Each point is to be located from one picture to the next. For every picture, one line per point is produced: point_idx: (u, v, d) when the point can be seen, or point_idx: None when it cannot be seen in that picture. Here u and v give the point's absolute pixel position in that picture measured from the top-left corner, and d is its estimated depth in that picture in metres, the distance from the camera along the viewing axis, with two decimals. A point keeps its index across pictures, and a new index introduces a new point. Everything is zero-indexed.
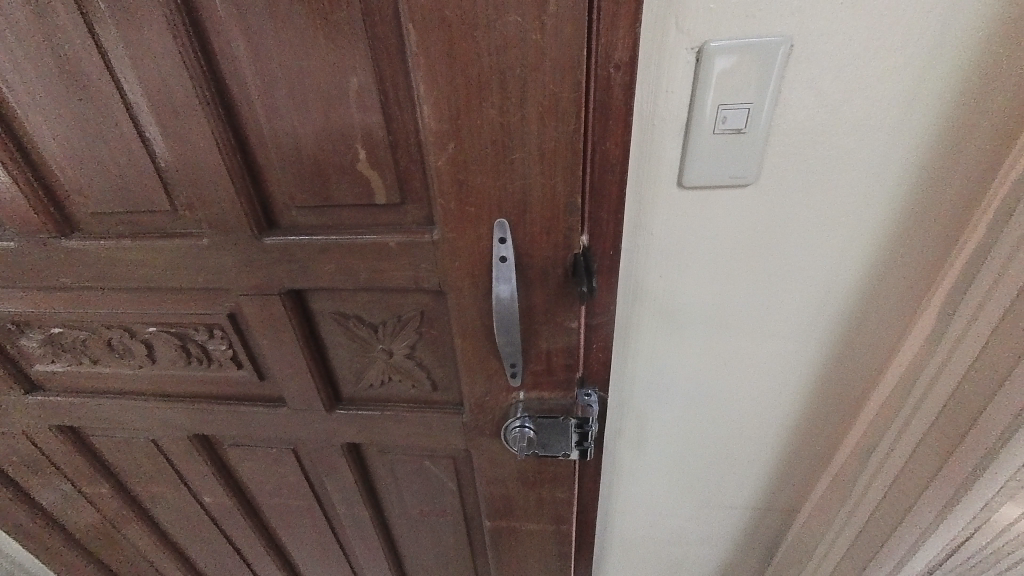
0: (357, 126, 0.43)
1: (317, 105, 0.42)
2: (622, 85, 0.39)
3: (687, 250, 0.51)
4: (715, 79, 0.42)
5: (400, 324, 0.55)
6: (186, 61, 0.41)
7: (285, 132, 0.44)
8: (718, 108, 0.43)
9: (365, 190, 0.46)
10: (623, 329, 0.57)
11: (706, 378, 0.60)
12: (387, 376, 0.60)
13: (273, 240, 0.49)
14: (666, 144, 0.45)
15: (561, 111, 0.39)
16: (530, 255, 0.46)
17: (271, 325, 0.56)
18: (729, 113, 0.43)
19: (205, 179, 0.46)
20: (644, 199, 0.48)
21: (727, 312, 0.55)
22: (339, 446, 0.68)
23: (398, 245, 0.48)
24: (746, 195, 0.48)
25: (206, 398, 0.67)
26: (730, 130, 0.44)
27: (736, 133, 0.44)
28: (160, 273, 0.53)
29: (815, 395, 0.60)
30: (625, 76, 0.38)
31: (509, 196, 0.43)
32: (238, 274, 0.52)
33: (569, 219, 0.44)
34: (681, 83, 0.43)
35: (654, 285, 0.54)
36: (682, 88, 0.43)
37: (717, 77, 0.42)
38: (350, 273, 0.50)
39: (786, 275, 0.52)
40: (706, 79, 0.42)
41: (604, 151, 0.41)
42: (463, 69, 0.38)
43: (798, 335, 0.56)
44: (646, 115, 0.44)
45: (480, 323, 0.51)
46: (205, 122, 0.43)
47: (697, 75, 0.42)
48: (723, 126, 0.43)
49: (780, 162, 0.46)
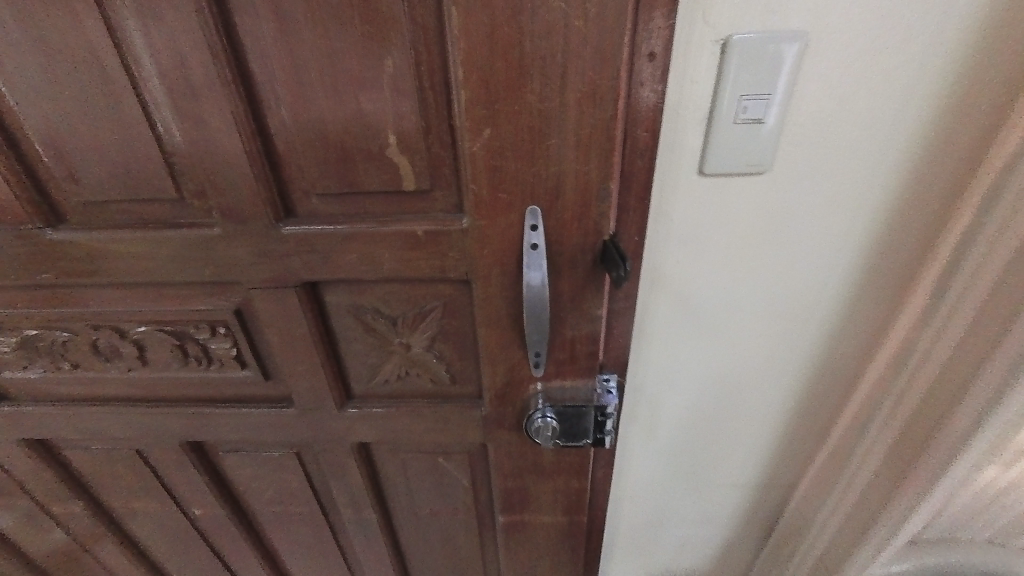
0: (388, 110, 0.42)
1: (347, 88, 0.41)
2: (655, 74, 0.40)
3: (703, 236, 0.53)
4: (738, 71, 0.44)
5: (420, 317, 0.54)
6: (208, 38, 0.39)
7: (310, 114, 0.42)
8: (740, 98, 0.45)
9: (392, 176, 0.45)
10: (640, 316, 0.59)
11: (715, 361, 0.63)
12: (404, 370, 0.59)
13: (291, 229, 0.47)
14: (691, 133, 0.47)
15: (599, 98, 0.40)
16: (560, 243, 0.47)
17: (284, 319, 0.54)
18: (749, 103, 0.45)
19: (221, 164, 0.44)
20: (666, 186, 0.50)
21: (736, 299, 0.58)
22: (349, 446, 0.66)
23: (425, 234, 0.47)
24: (759, 183, 0.50)
25: (202, 401, 0.63)
26: (750, 119, 0.46)
27: (756, 122, 0.46)
28: (161, 266, 0.50)
29: (813, 378, 0.64)
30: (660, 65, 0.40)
31: (543, 182, 0.44)
32: (251, 266, 0.49)
33: (600, 206, 0.45)
34: (706, 73, 0.44)
35: (672, 270, 0.56)
36: (708, 77, 0.45)
37: (739, 68, 0.44)
38: (373, 263, 0.49)
39: (792, 259, 0.55)
40: (730, 70, 0.44)
41: (636, 137, 0.43)
42: (503, 52, 0.38)
43: (801, 317, 0.59)
44: (673, 103, 0.46)
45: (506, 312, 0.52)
46: (224, 104, 0.41)
47: (722, 65, 0.44)
48: (745, 115, 0.46)
49: (793, 151, 0.48)
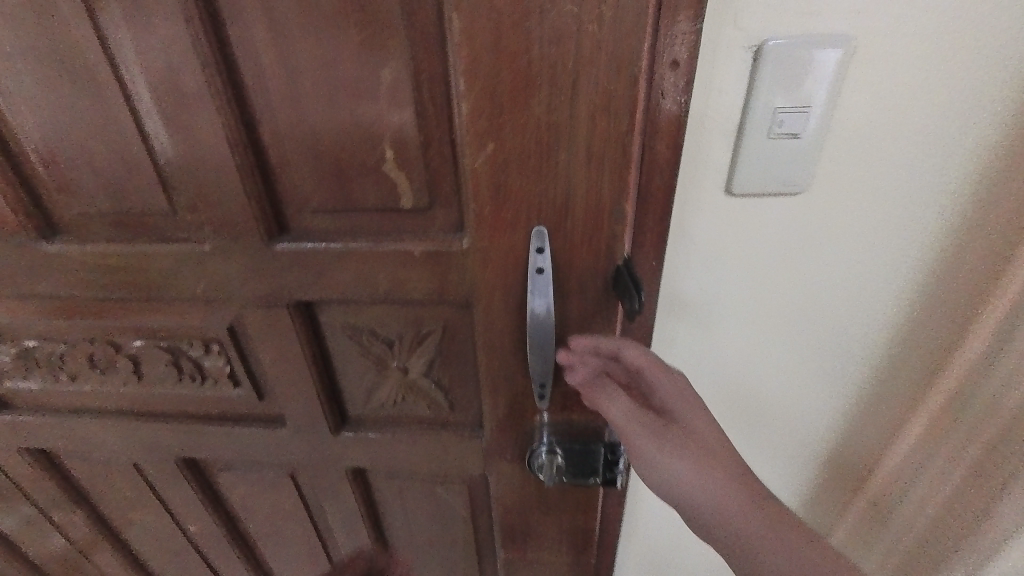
0: (385, 123, 0.39)
1: (343, 99, 0.38)
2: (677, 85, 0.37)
3: (729, 262, 0.48)
4: (773, 80, 0.39)
5: (418, 341, 0.51)
6: (198, 47, 0.37)
7: (304, 126, 0.40)
8: (775, 110, 0.40)
9: (388, 192, 0.42)
10: (657, 345, 0.53)
11: (741, 395, 0.57)
12: (401, 395, 0.55)
13: (284, 246, 0.45)
14: (717, 149, 0.43)
15: (614, 110, 0.36)
16: (569, 266, 0.43)
17: (278, 339, 0.51)
18: (785, 115, 0.40)
19: (212, 177, 0.42)
20: (689, 206, 0.45)
21: (766, 329, 0.52)
22: (344, 470, 0.63)
23: (423, 253, 0.44)
24: (794, 202, 0.45)
25: (196, 418, 0.61)
26: (785, 133, 0.41)
27: (791, 136, 0.41)
28: (153, 281, 0.48)
29: (853, 417, 0.57)
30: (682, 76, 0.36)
31: (550, 201, 0.40)
32: (243, 283, 0.47)
33: (613, 227, 0.41)
34: (736, 83, 0.40)
35: (694, 297, 0.50)
36: (738, 87, 0.40)
37: (775, 77, 0.39)
38: (368, 283, 0.46)
39: (831, 285, 0.50)
40: (763, 80, 0.39)
41: (655, 153, 0.39)
42: (509, 59, 0.35)
43: (839, 348, 0.53)
44: (697, 115, 0.41)
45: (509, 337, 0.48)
46: (215, 115, 0.39)
47: (755, 74, 0.39)
48: (780, 129, 0.41)
49: (833, 167, 0.43)
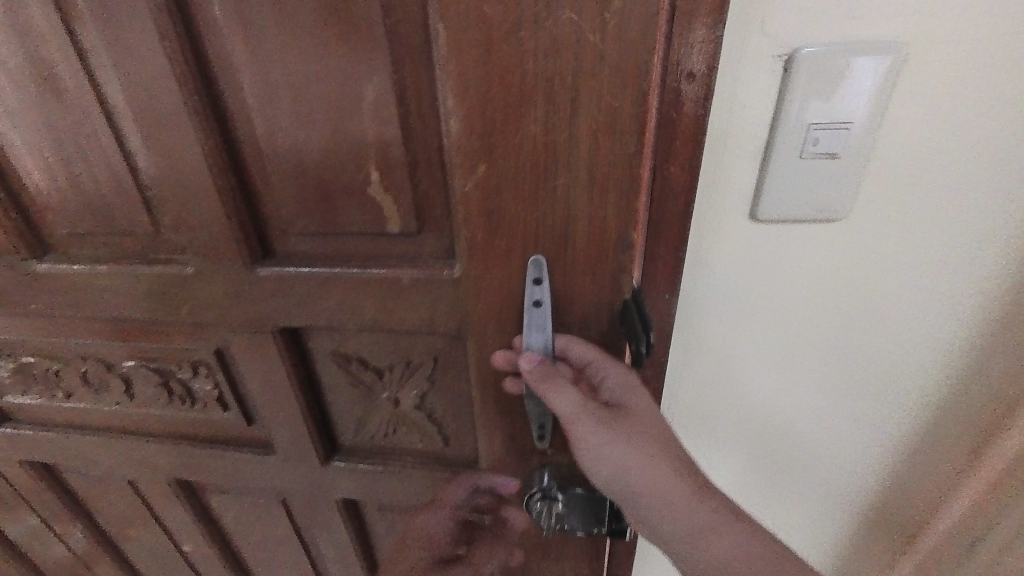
0: (370, 143, 0.36)
1: (325, 117, 0.35)
2: (692, 101, 0.32)
3: (754, 295, 0.43)
4: (807, 92, 0.34)
5: (409, 371, 0.48)
6: (175, 64, 0.35)
7: (286, 146, 0.37)
8: (809, 127, 0.35)
9: (374, 216, 0.39)
10: (671, 384, 0.48)
11: (768, 441, 0.50)
12: (392, 426, 0.52)
13: (267, 271, 0.42)
14: (740, 170, 0.38)
15: (620, 129, 0.32)
16: (570, 299, 0.39)
17: (264, 365, 0.49)
18: (821, 132, 0.35)
19: (193, 199, 0.40)
20: (708, 233, 0.40)
21: (799, 371, 0.46)
22: (335, 500, 0.59)
23: (412, 281, 0.41)
24: (832, 229, 0.39)
25: (187, 440, 0.59)
26: (821, 153, 0.36)
27: (828, 156, 0.36)
28: (139, 303, 0.47)
29: (900, 473, 0.50)
30: (698, 91, 0.32)
31: (549, 229, 0.36)
32: (228, 308, 0.45)
33: (619, 257, 0.37)
34: (763, 96, 0.35)
35: (714, 332, 0.45)
36: (765, 101, 0.35)
37: (809, 89, 0.34)
38: (355, 310, 0.43)
39: (874, 322, 0.43)
40: (795, 92, 0.34)
41: (667, 176, 0.35)
42: (502, 74, 0.31)
43: (884, 393, 0.47)
44: (717, 132, 0.37)
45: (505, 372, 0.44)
46: (195, 135, 0.37)
47: (785, 87, 0.34)
48: (814, 148, 0.36)
49: (878, 191, 0.38)
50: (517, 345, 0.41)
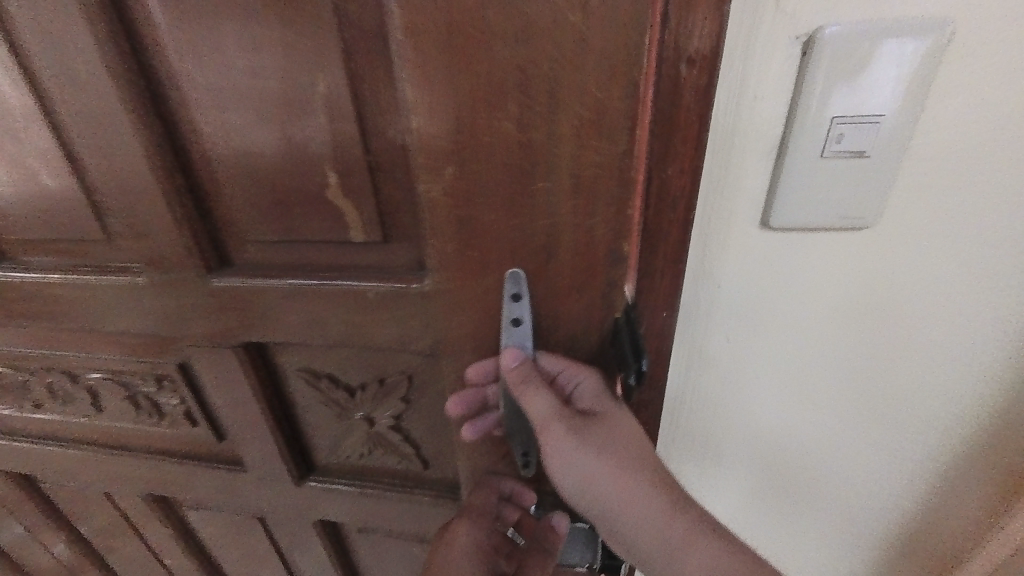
0: (326, 142, 0.32)
1: (275, 112, 0.31)
2: (693, 91, 0.28)
3: (766, 313, 0.38)
4: (830, 81, 0.29)
5: (383, 391, 0.44)
6: (108, 54, 0.31)
7: (236, 145, 0.33)
8: (832, 121, 0.30)
9: (335, 223, 0.35)
10: (670, 408, 0.43)
11: (779, 471, 0.45)
12: (369, 447, 0.48)
13: (225, 283, 0.39)
14: (751, 171, 0.33)
15: (607, 124, 0.27)
16: (554, 317, 0.34)
17: (230, 381, 0.45)
18: (845, 127, 0.30)
19: (140, 204, 0.36)
20: (712, 243, 0.36)
21: (817, 398, 0.41)
22: (314, 521, 0.56)
23: (379, 295, 0.37)
24: (856, 238, 0.34)
25: (159, 455, 0.57)
26: (845, 151, 0.31)
27: (854, 155, 0.31)
28: (95, 314, 0.43)
29: (929, 510, 0.45)
30: (699, 80, 0.28)
31: (528, 239, 0.31)
32: (186, 321, 0.41)
33: (609, 271, 0.32)
34: (778, 85, 0.30)
35: (719, 353, 0.40)
36: (781, 91, 0.30)
37: (832, 76, 0.29)
38: (320, 325, 0.39)
39: (903, 342, 0.38)
40: (816, 81, 0.29)
41: (664, 179, 0.30)
42: (468, 60, 0.27)
43: (912, 421, 0.41)
44: (724, 128, 0.32)
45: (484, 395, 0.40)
46: (135, 133, 0.33)
47: (804, 74, 0.29)
48: (838, 145, 0.31)
49: (912, 195, 0.33)
50: (473, 379, 0.38)
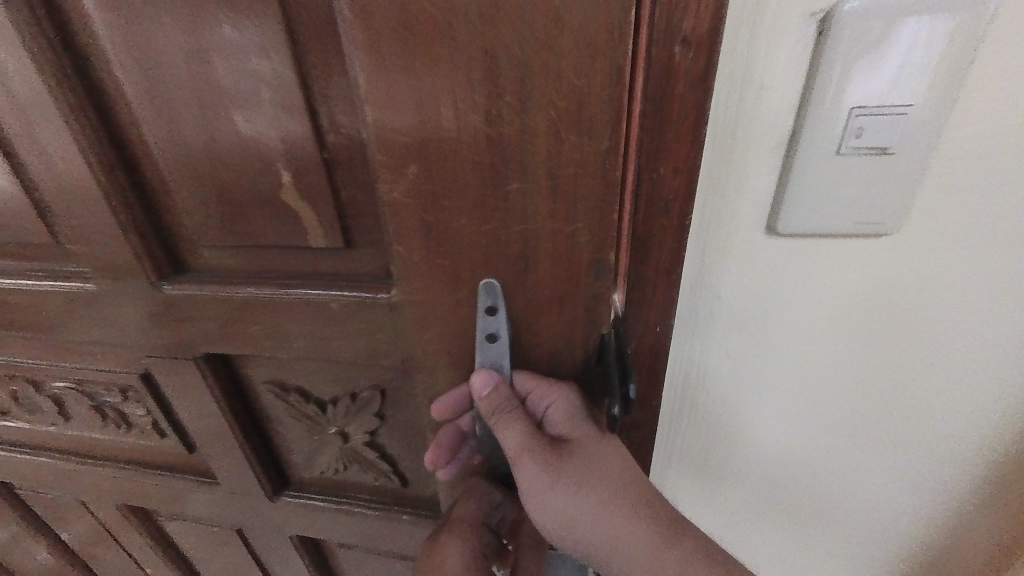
0: (276, 137, 0.28)
1: (219, 104, 0.28)
2: (688, 79, 0.24)
3: (772, 328, 0.34)
4: (849, 66, 0.25)
5: (356, 406, 0.41)
6: (35, 40, 0.28)
7: (180, 141, 0.30)
8: (851, 112, 0.26)
9: (293, 227, 0.31)
10: (665, 428, 0.40)
11: (783, 495, 0.42)
12: (344, 463, 0.46)
13: (179, 291, 0.36)
14: (756, 171, 0.29)
15: (587, 116, 0.24)
16: (533, 333, 0.31)
17: (194, 394, 0.42)
18: (867, 120, 0.26)
19: (81, 205, 0.33)
20: (714, 250, 0.32)
21: (828, 420, 0.38)
22: (291, 536, 0.54)
23: (343, 306, 0.33)
24: (874, 245, 0.31)
25: (130, 466, 0.54)
26: (866, 147, 0.27)
27: (876, 151, 0.27)
28: (49, 323, 0.41)
29: (948, 539, 0.41)
30: (696, 64, 0.24)
31: (502, 247, 0.28)
32: (142, 330, 0.39)
33: (593, 282, 0.28)
34: (789, 71, 0.26)
35: (720, 370, 0.36)
36: (791, 79, 0.26)
37: (851, 61, 0.25)
38: (283, 337, 0.36)
39: (924, 359, 0.34)
40: (833, 65, 0.25)
41: (654, 179, 0.26)
42: (426, 42, 0.23)
43: (931, 444, 0.38)
44: (727, 120, 0.28)
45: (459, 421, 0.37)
46: (73, 128, 0.30)
47: (820, 58, 0.26)
48: (857, 141, 0.27)
49: (941, 197, 0.29)
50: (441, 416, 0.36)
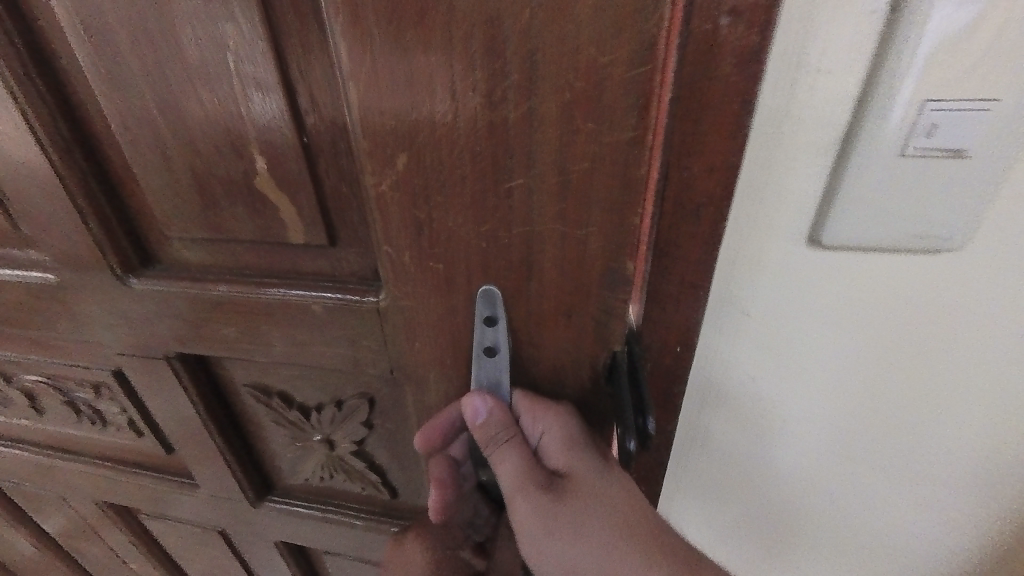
0: (247, 116, 0.25)
1: (181, 77, 0.24)
2: (734, 59, 0.20)
3: (807, 349, 0.31)
4: (926, 50, 0.22)
5: (341, 415, 0.37)
6: None
7: (139, 119, 0.26)
8: (924, 106, 0.23)
9: (268, 220, 0.28)
10: (679, 450, 0.37)
11: (806, 526, 0.39)
12: (329, 472, 0.43)
13: (148, 286, 0.32)
14: (804, 172, 0.25)
15: (608, 102, 0.20)
16: (536, 347, 0.27)
17: (169, 395, 0.39)
18: (940, 116, 0.23)
19: (35, 189, 0.30)
20: (747, 260, 0.28)
21: (862, 450, 0.34)
22: (276, 541, 0.51)
23: (326, 309, 0.30)
24: (933, 261, 0.27)
25: (108, 464, 0.51)
26: (935, 148, 0.23)
27: (946, 154, 0.24)
28: (12, 315, 0.38)
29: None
30: (745, 41, 0.20)
31: (505, 251, 0.25)
32: (111, 327, 0.35)
33: (605, 294, 0.25)
34: (853, 56, 0.22)
35: (745, 391, 0.33)
36: (854, 65, 0.23)
37: (929, 45, 0.22)
38: (261, 340, 0.33)
39: (977, 389, 0.31)
40: (906, 50, 0.22)
41: (684, 179, 0.23)
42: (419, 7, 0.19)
43: (976, 480, 0.34)
44: (773, 113, 0.24)
45: (446, 449, 0.34)
46: (21, 101, 0.27)
47: (891, 41, 0.22)
48: (928, 140, 0.23)
49: (1015, 208, 0.25)
50: (427, 446, 0.33)
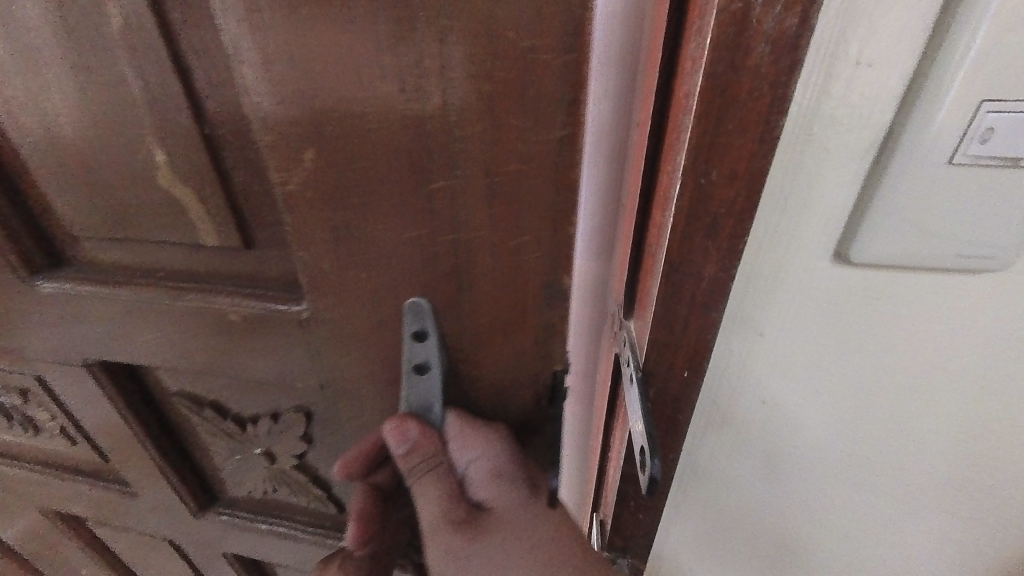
0: (141, 103, 0.22)
1: (60, 57, 0.21)
2: (768, 48, 0.16)
3: (826, 373, 0.28)
4: (987, 41, 0.18)
5: (278, 428, 0.35)
6: None
7: (21, 104, 0.23)
8: (981, 107, 0.19)
9: (176, 219, 0.25)
10: (682, 476, 0.34)
11: (814, 557, 0.36)
12: (273, 485, 0.40)
13: (55, 289, 0.30)
14: (835, 180, 0.22)
15: (534, 93, 0.18)
16: (473, 365, 0.25)
17: (97, 403, 0.37)
18: (1000, 119, 0.19)
19: None
20: (768, 277, 0.25)
21: (881, 481, 0.31)
22: (225, 553, 0.49)
23: (245, 317, 0.27)
24: (973, 280, 0.24)
25: (46, 471, 0.49)
26: (990, 157, 0.20)
27: (1001, 163, 0.20)
28: None
29: None
30: (782, 26, 0.15)
31: (433, 259, 0.22)
32: (23, 332, 0.33)
33: (543, 307, 0.23)
34: (902, 45, 0.19)
35: (756, 417, 0.30)
36: (900, 57, 0.19)
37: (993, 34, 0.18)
38: (182, 348, 0.30)
39: (1009, 419, 0.28)
40: (962, 40, 0.18)
41: (703, 187, 0.18)
42: None
43: (1000, 513, 0.31)
44: (804, 112, 0.20)
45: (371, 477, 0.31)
46: None
47: (947, 29, 0.18)
48: (983, 147, 0.20)
49: None
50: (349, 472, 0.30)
